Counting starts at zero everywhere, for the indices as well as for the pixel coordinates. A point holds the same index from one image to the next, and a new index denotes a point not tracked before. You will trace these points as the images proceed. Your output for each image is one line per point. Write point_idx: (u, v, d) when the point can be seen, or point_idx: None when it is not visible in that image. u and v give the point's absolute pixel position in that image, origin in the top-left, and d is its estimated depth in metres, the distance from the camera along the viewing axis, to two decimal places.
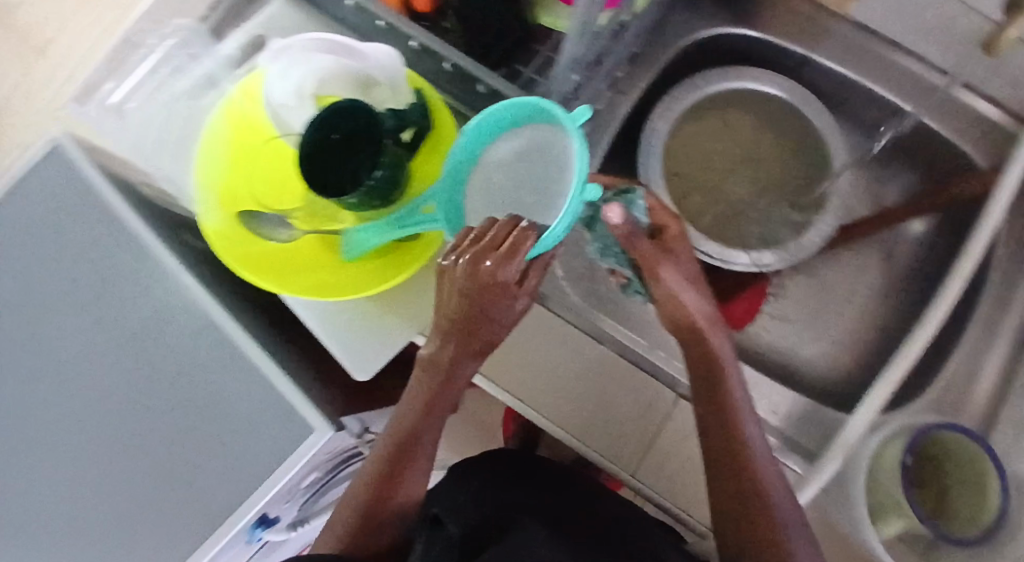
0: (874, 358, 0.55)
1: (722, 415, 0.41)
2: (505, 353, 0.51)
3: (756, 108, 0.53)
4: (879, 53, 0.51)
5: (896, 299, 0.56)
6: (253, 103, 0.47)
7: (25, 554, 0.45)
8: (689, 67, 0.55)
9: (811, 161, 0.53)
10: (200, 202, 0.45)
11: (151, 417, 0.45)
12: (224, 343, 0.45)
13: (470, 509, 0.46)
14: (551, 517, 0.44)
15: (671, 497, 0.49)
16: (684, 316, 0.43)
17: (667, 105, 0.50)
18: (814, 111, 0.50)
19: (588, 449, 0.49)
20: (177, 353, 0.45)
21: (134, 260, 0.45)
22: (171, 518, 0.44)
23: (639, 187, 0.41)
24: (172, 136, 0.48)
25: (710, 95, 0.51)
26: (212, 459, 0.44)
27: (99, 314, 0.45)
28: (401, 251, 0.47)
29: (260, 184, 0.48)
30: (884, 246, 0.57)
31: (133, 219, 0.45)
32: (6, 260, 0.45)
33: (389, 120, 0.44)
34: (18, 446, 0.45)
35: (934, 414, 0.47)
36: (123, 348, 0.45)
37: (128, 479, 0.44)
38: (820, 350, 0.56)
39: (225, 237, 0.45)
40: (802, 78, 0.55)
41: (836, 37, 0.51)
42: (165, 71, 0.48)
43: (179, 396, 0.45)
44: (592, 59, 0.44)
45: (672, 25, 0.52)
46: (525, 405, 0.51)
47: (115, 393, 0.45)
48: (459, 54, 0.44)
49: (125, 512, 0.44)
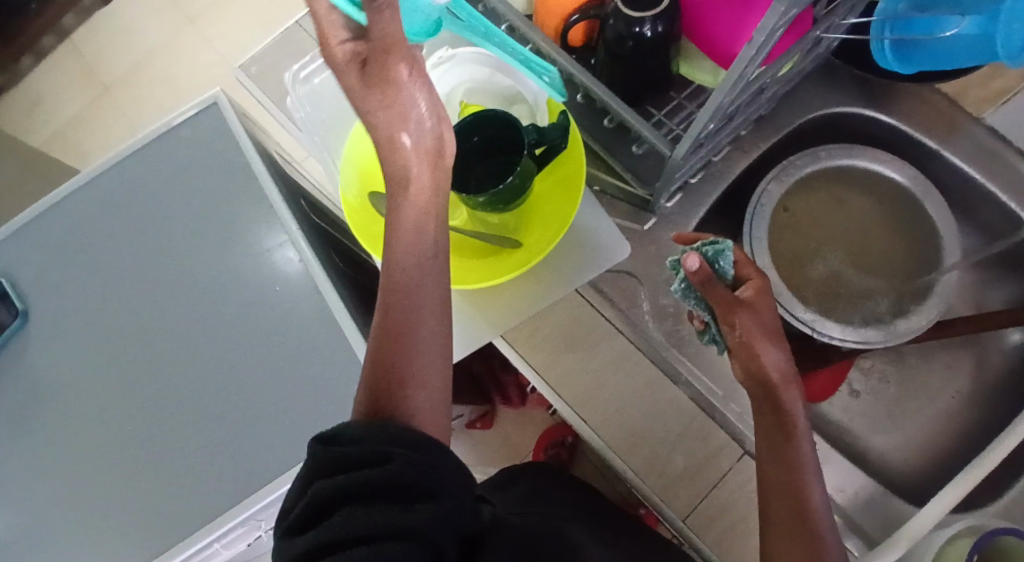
0: (947, 460, 0.54)
1: (790, 475, 0.38)
2: (577, 374, 0.50)
3: (872, 190, 0.56)
4: (1008, 160, 0.53)
5: (980, 405, 0.55)
6: None
7: (130, 443, 0.51)
8: (814, 139, 0.59)
9: (918, 249, 0.54)
10: (342, 175, 0.50)
11: (269, 354, 0.51)
12: (324, 307, 0.52)
13: (519, 490, 0.49)
14: (595, 515, 0.47)
15: (719, 553, 0.47)
16: (758, 371, 0.40)
17: (786, 170, 0.54)
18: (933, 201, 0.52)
19: (640, 484, 0.48)
20: (283, 304, 0.52)
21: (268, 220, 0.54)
22: (259, 447, 0.49)
23: (728, 240, 0.41)
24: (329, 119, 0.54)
25: (828, 169, 0.55)
26: (308, 404, 0.50)
27: (229, 254, 0.54)
28: (504, 256, 0.48)
29: None
30: (978, 350, 0.56)
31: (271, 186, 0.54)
32: (175, 191, 0.55)
33: (530, 133, 0.44)
34: (153, 350, 0.52)
35: (1005, 523, 0.46)
36: (247, 286, 0.53)
37: (236, 403, 0.50)
38: (893, 439, 0.56)
39: (354, 209, 0.49)
40: (926, 170, 0.57)
41: (969, 137, 0.54)
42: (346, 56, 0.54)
43: (293, 341, 0.51)
44: (730, 114, 0.44)
45: (804, 98, 0.57)
46: (589, 432, 0.49)
47: (242, 326, 0.52)
48: (598, 85, 0.46)
49: (222, 431, 0.50)
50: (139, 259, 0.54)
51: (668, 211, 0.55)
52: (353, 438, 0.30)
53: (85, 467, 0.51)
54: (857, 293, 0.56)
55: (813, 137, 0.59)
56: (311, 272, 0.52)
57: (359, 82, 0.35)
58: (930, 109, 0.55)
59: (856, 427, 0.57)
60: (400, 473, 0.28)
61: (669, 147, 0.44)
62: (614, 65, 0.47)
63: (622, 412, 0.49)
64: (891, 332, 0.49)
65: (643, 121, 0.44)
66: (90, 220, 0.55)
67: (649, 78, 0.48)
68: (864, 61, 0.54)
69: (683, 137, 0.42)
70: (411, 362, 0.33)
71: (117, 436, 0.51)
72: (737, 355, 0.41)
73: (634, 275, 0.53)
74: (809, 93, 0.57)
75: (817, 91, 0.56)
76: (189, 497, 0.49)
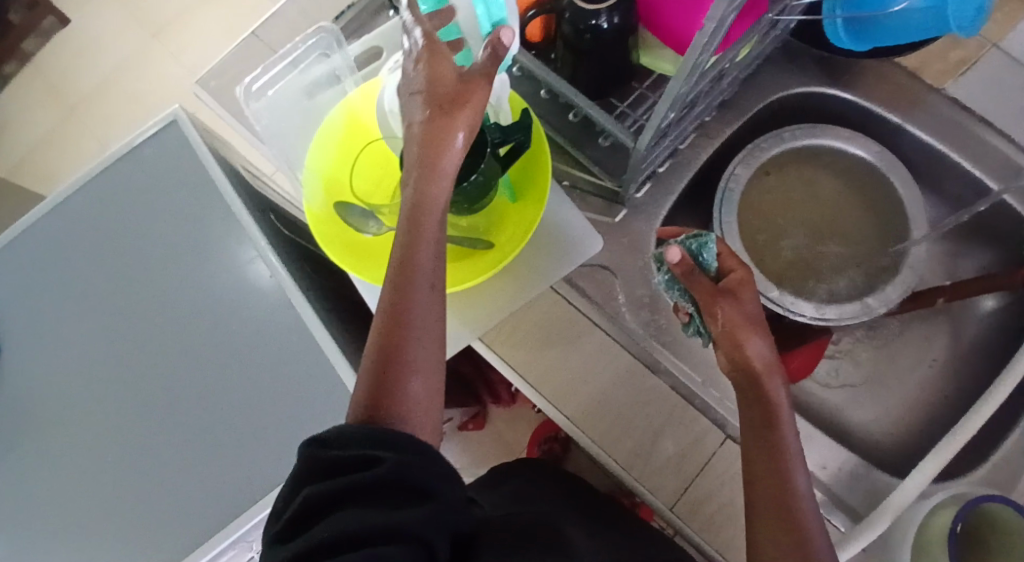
0: (928, 430, 0.54)
1: (776, 461, 0.38)
2: (556, 369, 0.50)
3: (836, 167, 0.56)
4: (968, 128, 0.54)
5: (956, 373, 0.56)
6: (366, 102, 0.51)
7: (108, 472, 0.50)
8: (779, 120, 0.59)
9: (887, 224, 0.55)
10: (305, 186, 0.49)
11: (242, 372, 0.51)
12: (297, 324, 0.51)
13: (510, 494, 0.48)
14: (592, 516, 0.46)
15: (708, 537, 0.46)
16: (742, 357, 0.41)
17: (751, 153, 0.54)
18: (896, 175, 0.53)
19: (623, 473, 0.48)
20: (257, 321, 0.52)
21: (235, 236, 0.53)
22: (238, 465, 0.49)
23: (712, 233, 0.42)
24: (292, 134, 0.53)
25: (792, 149, 0.55)
26: (288, 420, 0.49)
27: (198, 274, 0.53)
28: (477, 259, 0.48)
29: (361, 180, 0.51)
30: (952, 318, 0.57)
31: (236, 202, 0.53)
32: (139, 215, 0.54)
33: (493, 133, 0.45)
34: (125, 376, 0.52)
35: (986, 488, 0.46)
36: (218, 306, 0.52)
37: (213, 423, 0.50)
38: (874, 412, 0.56)
39: (320, 220, 0.48)
40: (891, 145, 0.58)
41: (930, 109, 0.55)
42: (300, 67, 0.53)
43: (268, 358, 0.51)
44: (689, 101, 0.44)
45: (765, 81, 0.57)
46: (572, 425, 0.49)
47: (216, 345, 0.51)
48: (557, 79, 0.46)
49: (201, 452, 0.49)
50: (107, 282, 0.54)
51: (639, 202, 0.55)
52: (339, 442, 0.30)
53: (63, 497, 0.50)
54: (831, 272, 0.57)
55: (779, 118, 0.59)
56: (282, 286, 0.52)
57: (450, 75, 0.37)
58: (892, 83, 0.56)
59: (837, 402, 0.57)
60: (384, 476, 0.28)
61: (633, 140, 0.44)
62: (577, 59, 0.47)
63: (603, 404, 0.49)
64: (859, 310, 0.50)
65: (603, 113, 0.44)
66: (57, 249, 0.55)
67: (608, 69, 0.48)
68: (820, 40, 0.55)
69: (646, 128, 0.42)
70: (409, 360, 0.34)
71: (95, 463, 0.50)
72: (723, 344, 0.42)
73: (608, 267, 0.54)
74: (770, 73, 0.57)
75: (779, 73, 0.57)
76: (173, 520, 0.49)
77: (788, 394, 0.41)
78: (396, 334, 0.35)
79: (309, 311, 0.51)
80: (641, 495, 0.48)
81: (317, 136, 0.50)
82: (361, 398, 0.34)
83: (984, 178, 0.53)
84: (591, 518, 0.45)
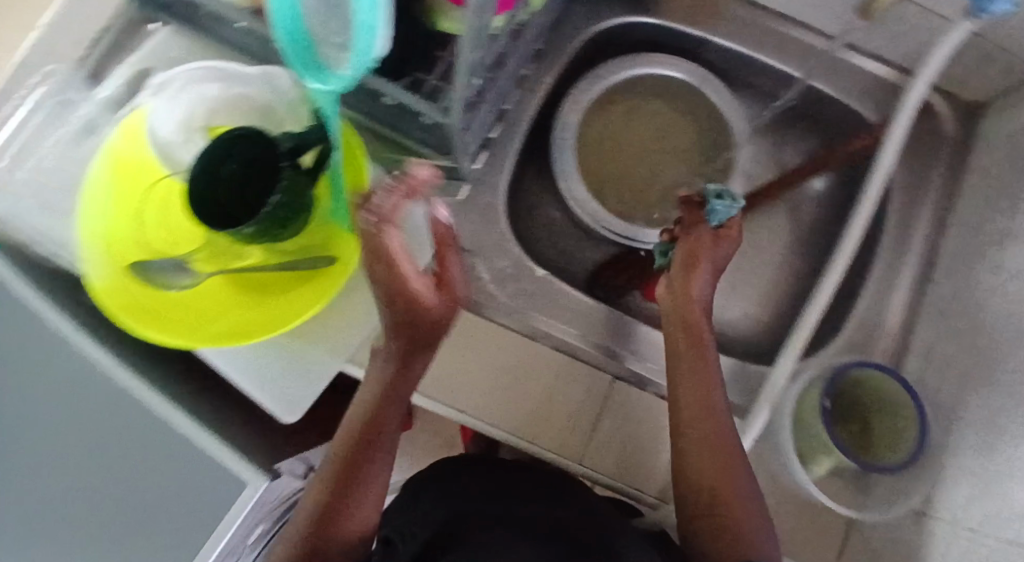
0: (782, 312, 0.63)
1: (713, 432, 0.48)
2: (447, 372, 0.52)
3: (664, 92, 0.68)
4: (768, 25, 0.65)
5: (801, 257, 0.65)
6: (132, 142, 0.54)
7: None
8: (598, 56, 0.68)
9: (708, 140, 0.68)
10: (87, 261, 0.51)
11: (129, 451, 0.49)
12: (156, 422, 0.48)
13: (422, 521, 0.51)
14: (506, 514, 0.49)
15: (611, 475, 0.52)
16: (687, 293, 0.53)
17: (576, 99, 0.64)
18: (704, 87, 0.66)
19: (531, 446, 0.52)
20: (116, 419, 0.49)
21: (58, 352, 0.48)
22: (160, 532, 0.49)
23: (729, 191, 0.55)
24: (59, 189, 0.54)
25: (630, 77, 0.67)
26: (188, 484, 0.49)
27: (37, 383, 0.49)
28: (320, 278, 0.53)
29: (155, 234, 0.54)
30: (792, 204, 0.65)
31: (53, 315, 0.48)
32: None
33: (286, 143, 0.48)
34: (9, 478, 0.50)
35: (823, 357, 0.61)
36: (77, 400, 0.49)
37: (121, 500, 0.50)
38: (740, 311, 0.63)
39: (112, 291, 0.50)
40: (701, 58, 0.68)
41: (730, 18, 0.65)
42: (44, 118, 0.55)
43: (144, 434, 0.49)
44: (490, 63, 0.45)
45: (570, 22, 0.64)
46: (468, 416, 0.52)
47: (90, 432, 0.49)
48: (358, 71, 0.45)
49: (123, 529, 0.50)
50: None
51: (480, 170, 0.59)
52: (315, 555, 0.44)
53: None
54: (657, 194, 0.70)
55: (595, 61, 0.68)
56: (133, 391, 0.48)
57: (394, 228, 0.44)
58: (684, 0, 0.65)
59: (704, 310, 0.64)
60: None
61: (446, 116, 0.43)
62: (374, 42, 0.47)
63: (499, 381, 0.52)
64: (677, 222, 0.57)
65: (410, 96, 0.44)
66: None
67: (406, 45, 0.48)
68: None
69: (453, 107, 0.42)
70: (366, 483, 0.48)
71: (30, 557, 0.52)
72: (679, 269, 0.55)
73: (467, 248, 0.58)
74: (559, 41, 0.64)
75: (566, 40, 0.64)
76: None
77: (707, 319, 0.52)
78: (359, 462, 0.48)
79: (171, 411, 0.48)
80: (548, 458, 0.52)
81: (83, 193, 0.52)
82: (319, 509, 0.47)
83: (790, 68, 0.65)
84: (503, 516, 0.48)
